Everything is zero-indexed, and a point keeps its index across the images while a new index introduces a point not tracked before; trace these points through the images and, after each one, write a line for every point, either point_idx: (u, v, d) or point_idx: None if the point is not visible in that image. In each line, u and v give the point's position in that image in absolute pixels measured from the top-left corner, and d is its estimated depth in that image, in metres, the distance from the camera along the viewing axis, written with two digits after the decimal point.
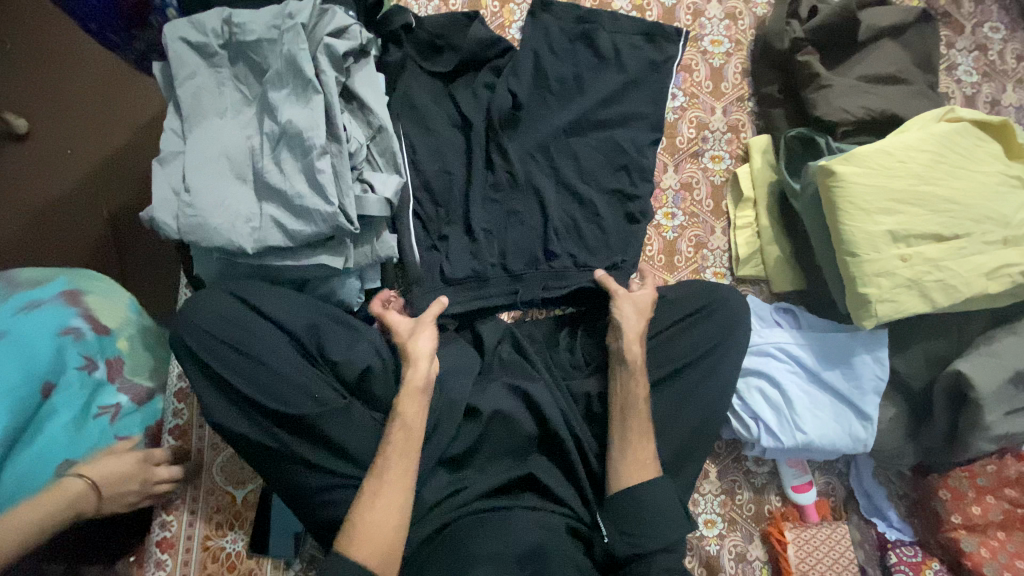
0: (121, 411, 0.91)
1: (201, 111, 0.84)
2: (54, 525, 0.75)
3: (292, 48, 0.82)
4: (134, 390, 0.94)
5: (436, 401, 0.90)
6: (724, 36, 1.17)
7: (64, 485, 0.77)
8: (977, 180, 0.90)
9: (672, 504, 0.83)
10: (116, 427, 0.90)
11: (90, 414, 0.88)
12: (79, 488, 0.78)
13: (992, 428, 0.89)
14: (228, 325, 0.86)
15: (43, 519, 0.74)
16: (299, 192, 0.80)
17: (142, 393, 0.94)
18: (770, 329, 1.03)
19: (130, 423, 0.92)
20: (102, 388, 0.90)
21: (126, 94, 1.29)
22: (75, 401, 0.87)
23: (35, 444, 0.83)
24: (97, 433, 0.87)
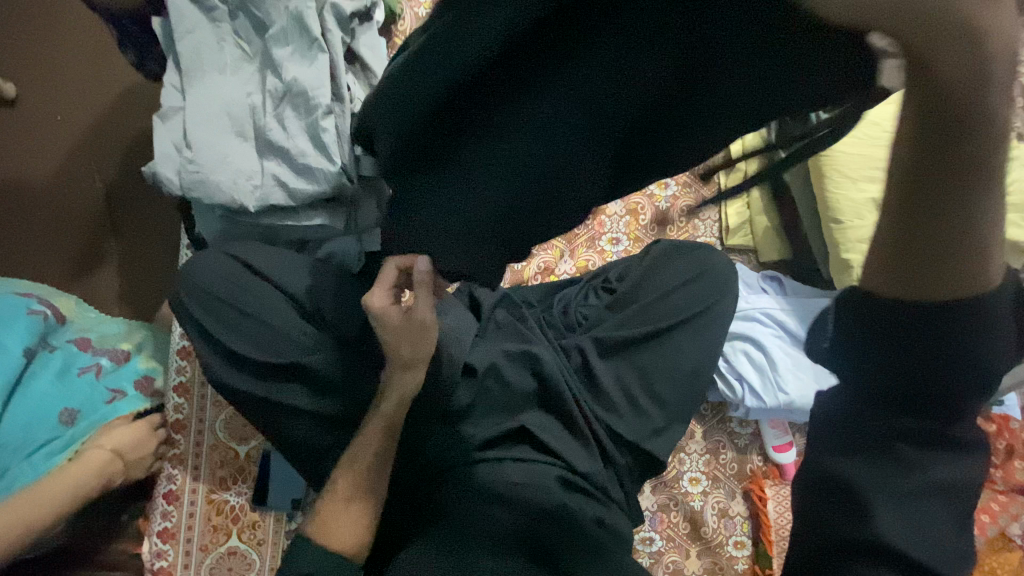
0: (102, 368, 0.97)
1: (202, 66, 0.84)
2: (82, 493, 0.86)
3: (298, 6, 0.82)
4: (111, 352, 0.99)
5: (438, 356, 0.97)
6: None
7: (87, 457, 0.88)
8: None
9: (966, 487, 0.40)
10: (105, 383, 0.96)
11: (73, 377, 0.94)
12: (102, 457, 0.89)
13: None
14: (229, 285, 0.89)
15: (69, 487, 0.85)
16: (303, 150, 0.82)
17: (120, 354, 1.00)
18: (757, 295, 1.07)
19: (118, 377, 0.98)
20: (75, 358, 0.96)
21: (112, 59, 1.27)
22: (53, 367, 0.93)
23: (29, 401, 0.90)
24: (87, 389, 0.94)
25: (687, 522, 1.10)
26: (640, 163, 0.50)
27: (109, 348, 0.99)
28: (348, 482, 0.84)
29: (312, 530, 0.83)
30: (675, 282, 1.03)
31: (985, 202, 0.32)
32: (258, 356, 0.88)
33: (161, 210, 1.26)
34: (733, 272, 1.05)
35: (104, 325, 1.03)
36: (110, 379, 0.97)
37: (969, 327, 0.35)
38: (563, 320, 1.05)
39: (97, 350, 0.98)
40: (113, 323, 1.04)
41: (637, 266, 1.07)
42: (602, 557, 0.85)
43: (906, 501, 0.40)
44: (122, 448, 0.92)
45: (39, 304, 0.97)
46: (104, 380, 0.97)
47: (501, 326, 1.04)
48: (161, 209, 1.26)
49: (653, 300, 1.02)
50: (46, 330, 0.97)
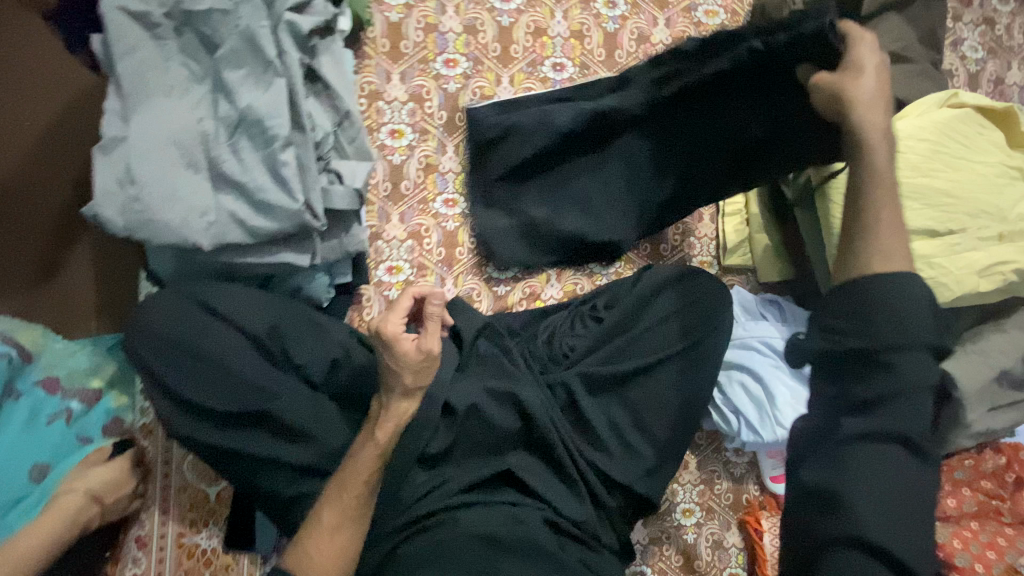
0: (73, 414, 0.88)
1: (146, 90, 0.76)
2: (64, 544, 0.79)
3: (250, 24, 0.73)
4: (82, 393, 0.89)
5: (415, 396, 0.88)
6: (719, 6, 1.08)
7: (63, 504, 0.80)
8: (975, 172, 0.86)
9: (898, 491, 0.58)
10: (76, 430, 0.88)
11: (40, 426, 0.85)
12: (78, 503, 0.81)
13: (973, 425, 0.88)
14: (184, 331, 0.84)
15: (50, 539, 0.77)
16: (260, 185, 0.75)
17: (90, 396, 0.90)
18: (756, 322, 1.02)
19: (88, 423, 0.89)
20: (42, 403, 0.87)
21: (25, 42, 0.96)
22: (20, 415, 0.84)
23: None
24: (57, 438, 0.86)
25: (679, 556, 1.06)
26: (750, 163, 0.93)
27: (80, 387, 0.90)
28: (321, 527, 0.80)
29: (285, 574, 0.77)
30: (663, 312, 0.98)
31: (878, 236, 0.66)
32: (218, 405, 0.83)
33: (111, 252, 1.00)
34: (728, 299, 0.99)
35: (78, 352, 0.91)
36: (82, 424, 0.89)
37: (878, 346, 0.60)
38: (547, 351, 1.00)
39: (67, 389, 0.89)
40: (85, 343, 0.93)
41: (625, 293, 1.02)
42: None
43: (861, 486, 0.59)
44: (100, 491, 0.83)
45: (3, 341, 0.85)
46: (75, 427, 0.88)
47: (483, 359, 0.98)
48: (112, 250, 1.01)
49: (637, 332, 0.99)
50: (11, 372, 0.85)
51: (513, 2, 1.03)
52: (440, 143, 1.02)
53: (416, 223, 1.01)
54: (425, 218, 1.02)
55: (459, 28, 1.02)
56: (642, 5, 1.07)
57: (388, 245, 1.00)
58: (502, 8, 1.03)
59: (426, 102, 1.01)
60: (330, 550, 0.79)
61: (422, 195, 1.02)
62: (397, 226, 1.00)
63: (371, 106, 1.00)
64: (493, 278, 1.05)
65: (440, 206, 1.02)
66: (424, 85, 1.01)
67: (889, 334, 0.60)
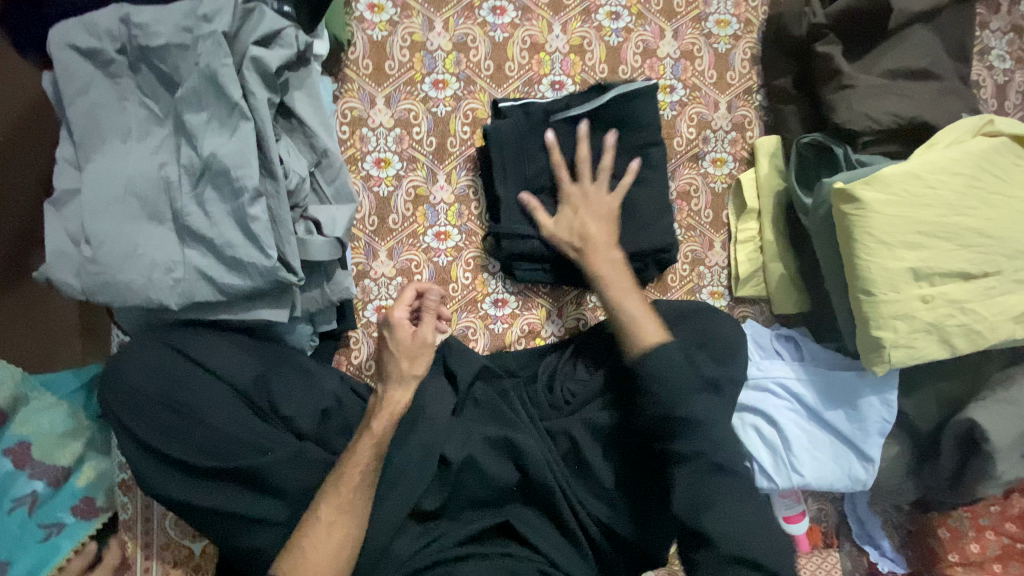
0: (38, 500, 0.81)
1: (100, 135, 0.69)
2: None
3: (211, 62, 0.66)
4: (49, 473, 0.82)
5: (409, 448, 0.83)
6: (732, 14, 1.00)
7: None
8: (1011, 208, 0.79)
9: (739, 510, 0.75)
10: (39, 517, 0.80)
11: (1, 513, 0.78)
12: None
13: (1003, 476, 0.82)
14: (161, 381, 0.75)
15: None
16: (229, 240, 0.68)
17: (58, 476, 0.82)
18: (770, 361, 0.94)
19: (55, 508, 0.82)
20: (10, 484, 0.80)
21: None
22: None
23: None
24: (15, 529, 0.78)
25: None
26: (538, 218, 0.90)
27: (49, 467, 0.82)
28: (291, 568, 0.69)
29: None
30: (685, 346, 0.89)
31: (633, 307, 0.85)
32: (195, 460, 0.73)
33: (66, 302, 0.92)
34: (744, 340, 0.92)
35: (52, 421, 0.83)
36: (46, 509, 0.82)
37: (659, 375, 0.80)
38: (547, 397, 0.94)
39: (33, 469, 0.81)
40: (56, 407, 0.84)
41: None
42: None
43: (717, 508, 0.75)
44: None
45: None
46: (39, 514, 0.81)
47: (480, 404, 0.91)
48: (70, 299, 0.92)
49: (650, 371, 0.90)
50: None
51: (506, 16, 0.95)
52: (430, 172, 0.94)
53: (405, 259, 0.94)
54: (415, 253, 0.94)
55: (449, 45, 0.93)
56: (647, 15, 0.98)
57: (376, 283, 0.93)
58: (495, 23, 0.94)
59: (413, 128, 0.93)
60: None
61: (412, 228, 0.94)
62: (385, 263, 0.93)
63: (354, 134, 0.92)
64: (489, 316, 0.98)
65: (431, 239, 0.95)
66: (412, 108, 0.93)
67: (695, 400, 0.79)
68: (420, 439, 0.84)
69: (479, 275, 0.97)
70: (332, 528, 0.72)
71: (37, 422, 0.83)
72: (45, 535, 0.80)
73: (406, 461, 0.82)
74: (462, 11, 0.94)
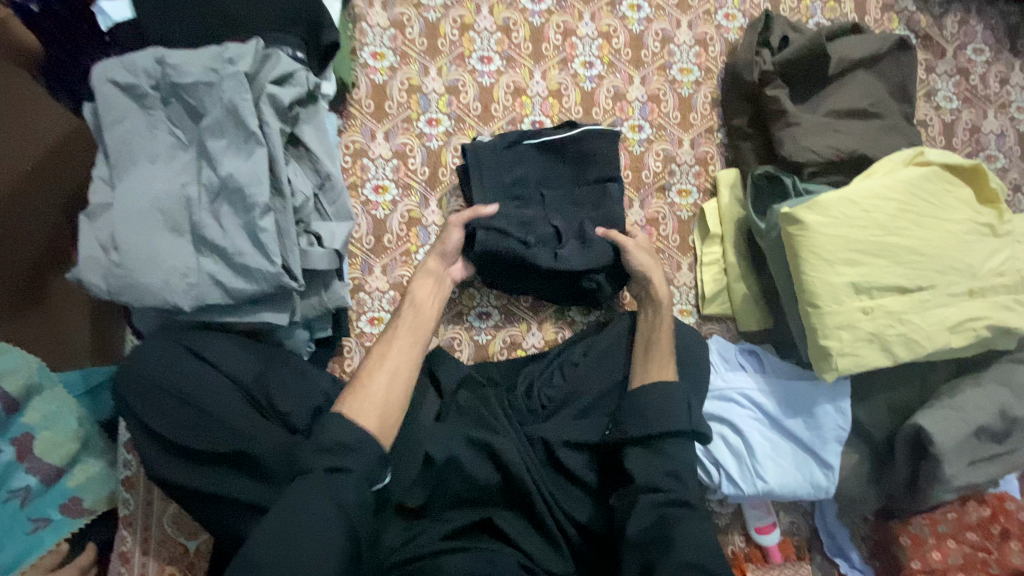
0: (30, 494, 0.85)
1: (132, 158, 0.80)
2: None
3: (232, 97, 0.77)
4: (44, 470, 0.86)
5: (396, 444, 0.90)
6: (693, 63, 1.12)
7: None
8: (942, 229, 0.88)
9: (699, 534, 0.81)
10: (29, 511, 0.86)
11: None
12: None
13: (952, 480, 0.87)
14: (173, 374, 0.82)
15: None
16: (240, 249, 0.77)
17: (53, 474, 0.87)
18: (733, 372, 1.01)
19: (45, 503, 0.87)
20: (9, 475, 0.84)
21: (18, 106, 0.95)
22: None
23: None
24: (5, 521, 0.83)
25: None
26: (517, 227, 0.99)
27: (46, 464, 0.87)
28: (320, 486, 0.72)
29: (281, 522, 0.69)
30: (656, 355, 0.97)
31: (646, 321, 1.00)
32: (198, 446, 0.80)
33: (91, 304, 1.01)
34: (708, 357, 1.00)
35: (59, 419, 0.89)
36: (37, 503, 0.87)
37: (651, 386, 0.92)
38: (526, 402, 1.00)
39: (33, 463, 0.86)
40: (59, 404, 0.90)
41: (611, 341, 1.02)
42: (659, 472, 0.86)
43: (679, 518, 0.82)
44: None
45: None
46: (30, 508, 0.86)
47: (463, 412, 0.97)
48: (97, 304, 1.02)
49: (624, 377, 1.00)
50: None
51: (493, 63, 1.07)
52: (422, 197, 1.04)
53: (398, 275, 1.03)
54: (407, 270, 1.03)
55: (442, 88, 1.05)
56: (617, 64, 1.11)
57: (370, 296, 1.02)
58: (483, 69, 1.07)
59: (409, 159, 1.04)
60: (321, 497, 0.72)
61: (404, 247, 1.04)
62: (379, 278, 1.02)
63: (355, 163, 1.03)
64: (474, 328, 1.06)
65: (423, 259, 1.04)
66: (408, 142, 1.04)
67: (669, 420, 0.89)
68: (408, 436, 0.91)
69: (466, 291, 1.06)
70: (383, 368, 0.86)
71: (45, 416, 0.88)
72: (32, 528, 0.85)
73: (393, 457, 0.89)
74: (454, 59, 1.06)
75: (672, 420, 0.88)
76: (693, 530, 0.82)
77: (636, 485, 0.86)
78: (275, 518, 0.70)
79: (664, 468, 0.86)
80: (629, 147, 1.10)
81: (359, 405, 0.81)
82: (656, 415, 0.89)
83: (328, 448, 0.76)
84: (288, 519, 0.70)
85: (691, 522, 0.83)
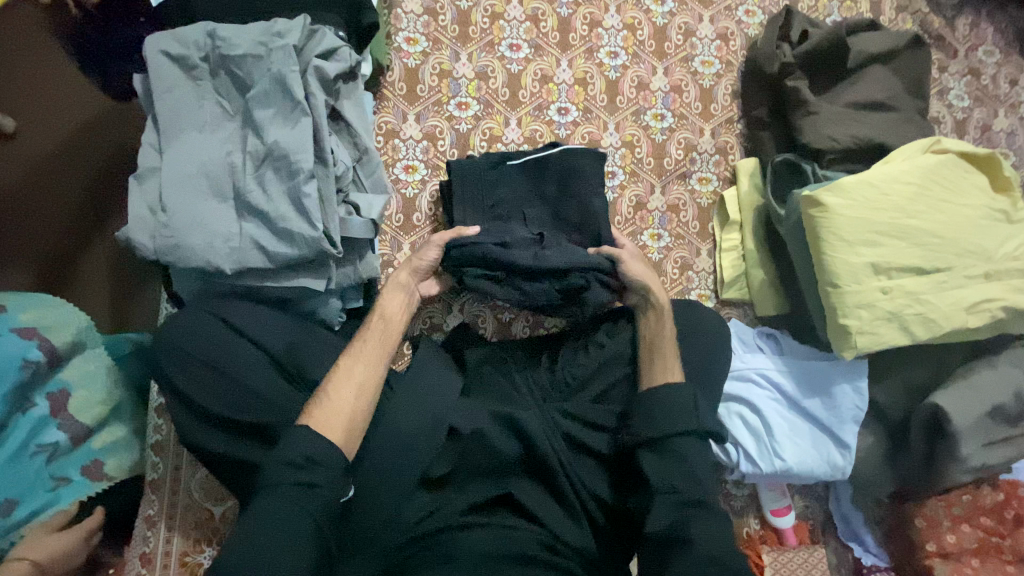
0: (58, 451, 0.86)
1: (181, 125, 0.83)
2: None
3: (280, 67, 0.80)
4: (75, 429, 0.87)
5: (421, 422, 0.90)
6: (715, 56, 1.16)
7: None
8: (959, 214, 0.91)
9: (719, 534, 0.82)
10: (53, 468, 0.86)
11: (26, 456, 0.83)
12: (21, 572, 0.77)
13: (968, 460, 0.89)
14: (208, 345, 0.84)
15: None
16: (283, 214, 0.79)
17: (82, 433, 0.88)
18: (752, 354, 1.03)
19: (69, 462, 0.87)
20: (42, 428, 0.85)
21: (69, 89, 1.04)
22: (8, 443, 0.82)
23: None
24: (30, 476, 0.83)
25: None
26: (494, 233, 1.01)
27: (77, 422, 0.87)
28: (282, 499, 0.70)
29: (244, 537, 0.68)
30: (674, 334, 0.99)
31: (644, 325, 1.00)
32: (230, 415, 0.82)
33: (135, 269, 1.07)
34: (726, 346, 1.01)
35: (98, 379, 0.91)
36: (61, 461, 0.87)
37: (655, 385, 0.93)
38: (550, 378, 1.02)
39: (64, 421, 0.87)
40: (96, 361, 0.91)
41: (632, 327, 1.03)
42: (673, 476, 0.86)
43: (693, 520, 0.82)
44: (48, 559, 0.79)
45: (38, 351, 0.84)
46: (54, 465, 0.86)
47: (485, 385, 1.00)
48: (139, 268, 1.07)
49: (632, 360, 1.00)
50: (32, 380, 0.85)
51: (521, 52, 1.11)
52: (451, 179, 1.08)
53: None
54: None
55: (472, 74, 1.09)
56: (641, 55, 1.14)
57: None
58: (512, 57, 1.10)
59: (439, 141, 1.08)
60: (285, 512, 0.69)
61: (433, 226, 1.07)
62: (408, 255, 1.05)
63: (387, 143, 1.06)
64: (497, 306, 1.08)
65: None
66: (438, 125, 1.08)
67: (677, 419, 0.89)
68: (433, 413, 0.91)
69: None
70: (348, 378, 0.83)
71: (82, 374, 0.90)
72: (53, 486, 0.85)
73: (415, 437, 0.88)
74: (484, 47, 1.09)
75: (683, 418, 0.89)
76: (712, 532, 0.81)
77: (652, 487, 0.86)
78: (241, 531, 0.69)
79: (681, 469, 0.86)
80: (651, 136, 1.14)
81: (320, 417, 0.78)
82: (666, 412, 0.89)
83: (297, 464, 0.72)
84: (253, 534, 0.68)
85: (710, 524, 0.82)
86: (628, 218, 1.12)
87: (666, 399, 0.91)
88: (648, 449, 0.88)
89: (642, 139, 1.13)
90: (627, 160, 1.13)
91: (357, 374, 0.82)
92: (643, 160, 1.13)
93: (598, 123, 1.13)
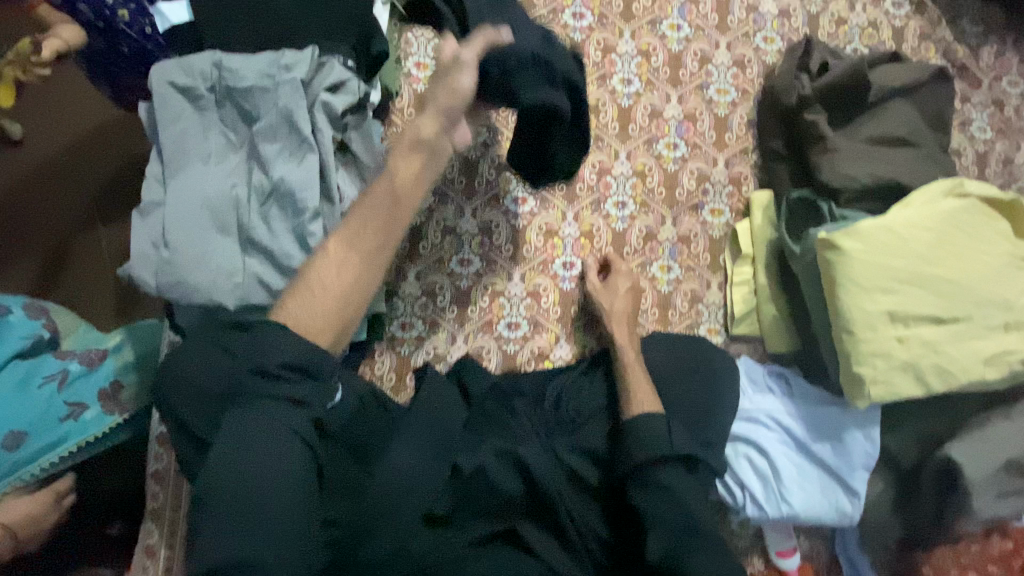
0: (68, 377, 0.84)
1: (185, 157, 0.82)
2: None
3: (287, 104, 0.79)
4: (85, 357, 0.87)
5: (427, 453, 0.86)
6: (731, 84, 1.13)
7: None
8: (979, 261, 0.88)
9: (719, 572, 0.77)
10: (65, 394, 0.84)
11: (34, 387, 0.82)
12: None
13: (980, 513, 0.86)
14: (204, 372, 0.78)
15: None
16: (287, 252, 0.79)
17: (93, 357, 0.87)
18: (761, 394, 1.01)
19: (83, 388, 0.85)
20: (42, 364, 0.84)
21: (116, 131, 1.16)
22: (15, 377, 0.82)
23: None
24: (43, 403, 0.82)
25: None
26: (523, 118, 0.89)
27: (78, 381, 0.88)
28: (263, 412, 0.71)
29: (224, 465, 0.68)
30: (669, 372, 1.01)
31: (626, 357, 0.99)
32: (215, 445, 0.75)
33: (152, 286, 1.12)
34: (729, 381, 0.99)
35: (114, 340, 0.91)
36: (75, 387, 0.85)
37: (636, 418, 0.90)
38: (555, 414, 1.01)
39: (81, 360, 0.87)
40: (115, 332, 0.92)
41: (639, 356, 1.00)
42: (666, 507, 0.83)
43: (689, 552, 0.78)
44: (22, 528, 0.80)
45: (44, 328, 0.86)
46: (68, 391, 0.84)
47: (487, 414, 0.98)
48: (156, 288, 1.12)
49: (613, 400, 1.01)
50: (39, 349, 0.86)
51: None
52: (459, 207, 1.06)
53: (431, 281, 1.05)
54: (440, 276, 1.05)
55: None
56: (655, 83, 1.12)
57: (403, 301, 1.04)
58: None
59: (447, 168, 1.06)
60: (276, 464, 0.69)
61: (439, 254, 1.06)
62: (413, 284, 1.04)
63: None
64: (502, 337, 1.06)
65: (455, 265, 1.06)
66: None
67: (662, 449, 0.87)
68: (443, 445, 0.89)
69: (496, 300, 1.06)
70: (342, 264, 0.75)
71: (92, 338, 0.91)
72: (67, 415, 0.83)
73: (417, 466, 0.84)
74: None
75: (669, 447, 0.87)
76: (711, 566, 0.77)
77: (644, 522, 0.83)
78: (219, 456, 0.68)
79: (669, 504, 0.83)
80: (663, 165, 1.11)
81: (303, 308, 0.74)
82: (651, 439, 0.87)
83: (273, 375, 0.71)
84: (233, 459, 0.68)
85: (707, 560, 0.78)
86: (637, 249, 1.10)
87: (651, 430, 0.88)
88: (637, 486, 0.85)
89: (653, 169, 1.11)
90: (638, 189, 1.11)
91: (347, 262, 0.75)
92: (654, 190, 1.11)
93: (609, 152, 1.10)
